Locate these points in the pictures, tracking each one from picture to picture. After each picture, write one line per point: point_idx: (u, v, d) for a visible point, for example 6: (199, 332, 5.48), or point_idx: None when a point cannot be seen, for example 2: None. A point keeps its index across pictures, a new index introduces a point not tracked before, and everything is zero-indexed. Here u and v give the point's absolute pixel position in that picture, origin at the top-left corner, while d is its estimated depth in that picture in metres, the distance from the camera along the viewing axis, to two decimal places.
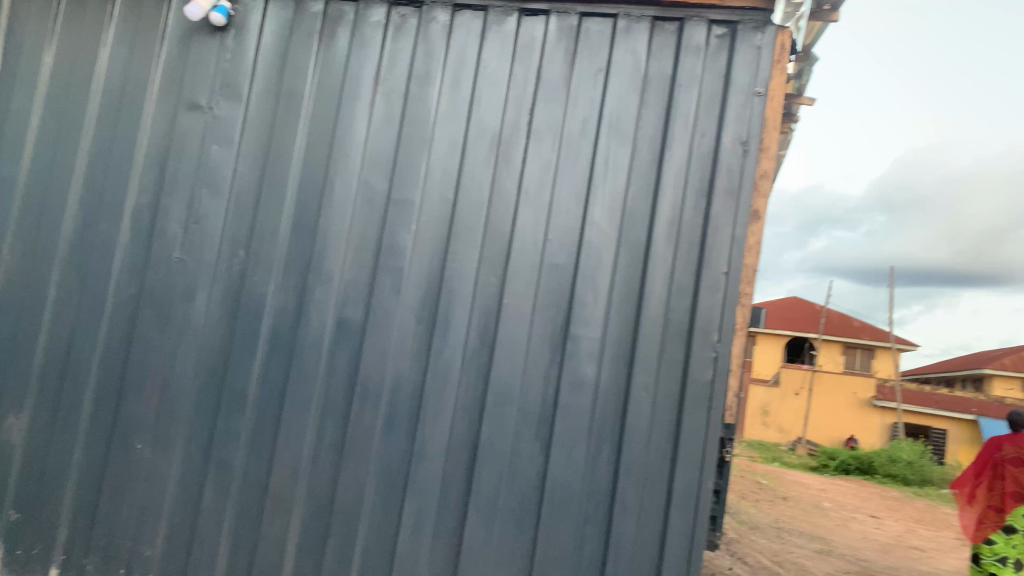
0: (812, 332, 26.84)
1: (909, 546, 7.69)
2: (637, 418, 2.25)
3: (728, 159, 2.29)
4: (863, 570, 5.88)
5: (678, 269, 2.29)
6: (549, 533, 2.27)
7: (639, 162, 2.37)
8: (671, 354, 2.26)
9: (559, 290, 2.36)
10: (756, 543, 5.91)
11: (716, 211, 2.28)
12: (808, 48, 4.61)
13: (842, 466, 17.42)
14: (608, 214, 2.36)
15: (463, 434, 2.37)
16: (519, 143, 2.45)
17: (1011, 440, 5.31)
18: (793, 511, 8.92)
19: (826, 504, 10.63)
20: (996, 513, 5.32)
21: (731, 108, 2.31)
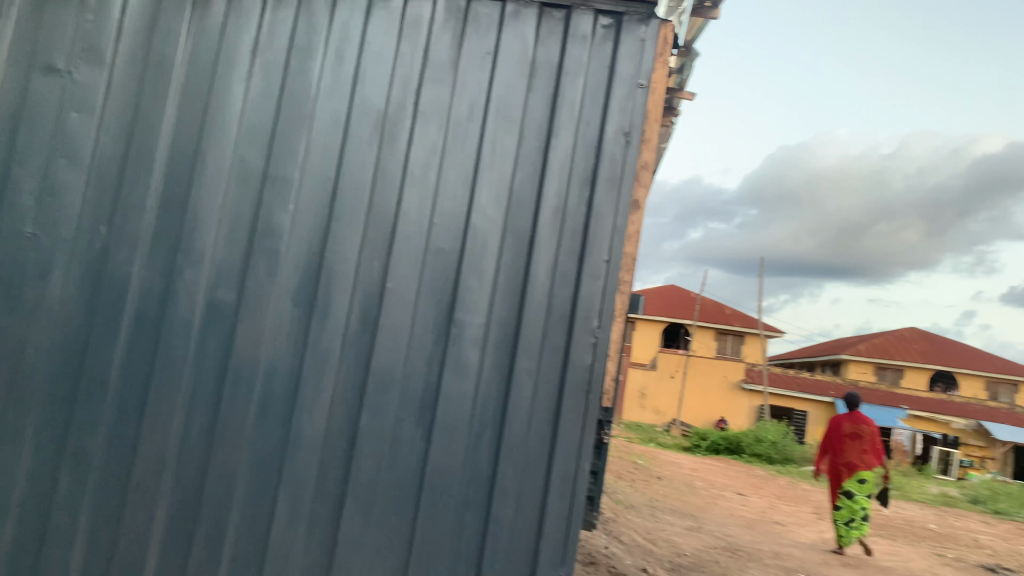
0: (687, 318, 27.94)
1: (771, 521, 8.17)
2: (518, 404, 2.26)
3: (611, 149, 2.33)
4: (730, 545, 6.18)
5: (561, 256, 2.31)
6: (428, 520, 2.25)
7: (525, 148, 2.37)
8: (553, 340, 2.28)
9: (443, 275, 2.33)
10: (631, 522, 6.09)
11: (599, 200, 2.32)
12: (690, 43, 4.76)
13: (712, 447, 18.30)
14: (494, 199, 2.35)
15: (341, 421, 2.31)
16: (405, 124, 2.40)
17: (849, 418, 6.40)
18: (666, 490, 9.28)
19: (698, 483, 11.12)
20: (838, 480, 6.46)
21: (615, 99, 2.35)
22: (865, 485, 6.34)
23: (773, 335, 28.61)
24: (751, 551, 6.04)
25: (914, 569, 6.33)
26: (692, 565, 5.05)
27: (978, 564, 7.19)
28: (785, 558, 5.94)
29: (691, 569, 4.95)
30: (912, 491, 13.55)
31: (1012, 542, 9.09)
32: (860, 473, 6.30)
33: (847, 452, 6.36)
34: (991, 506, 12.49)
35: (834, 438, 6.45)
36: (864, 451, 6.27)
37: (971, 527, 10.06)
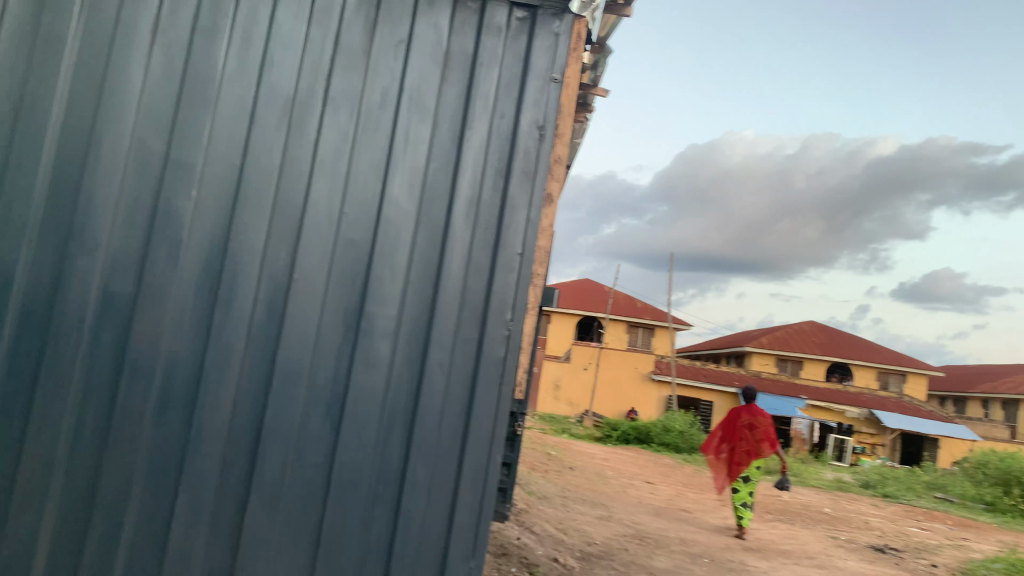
0: (600, 311, 28.39)
1: (678, 508, 8.40)
2: (429, 398, 2.25)
3: (525, 142, 2.33)
4: (638, 533, 6.32)
5: (475, 249, 2.30)
6: (336, 516, 2.21)
7: (439, 139, 2.34)
8: (465, 333, 2.27)
9: (353, 266, 2.29)
10: (543, 512, 6.14)
11: (513, 193, 2.32)
12: (604, 39, 4.81)
13: (623, 437, 18.67)
14: (407, 190, 2.32)
15: (246, 415, 2.24)
16: (315, 111, 2.34)
17: (746, 409, 6.75)
18: (578, 480, 9.40)
19: (608, 473, 11.32)
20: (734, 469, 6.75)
21: (530, 92, 2.35)
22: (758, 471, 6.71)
23: (682, 328, 29.40)
24: (658, 538, 6.19)
25: (809, 552, 6.63)
26: (601, 553, 5.14)
27: (867, 545, 7.59)
28: (690, 544, 6.12)
29: (600, 557, 5.03)
30: (809, 477, 14.21)
31: (898, 523, 9.64)
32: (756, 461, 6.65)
33: (744, 442, 6.68)
34: (879, 490, 13.23)
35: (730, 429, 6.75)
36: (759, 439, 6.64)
37: (862, 510, 10.61)
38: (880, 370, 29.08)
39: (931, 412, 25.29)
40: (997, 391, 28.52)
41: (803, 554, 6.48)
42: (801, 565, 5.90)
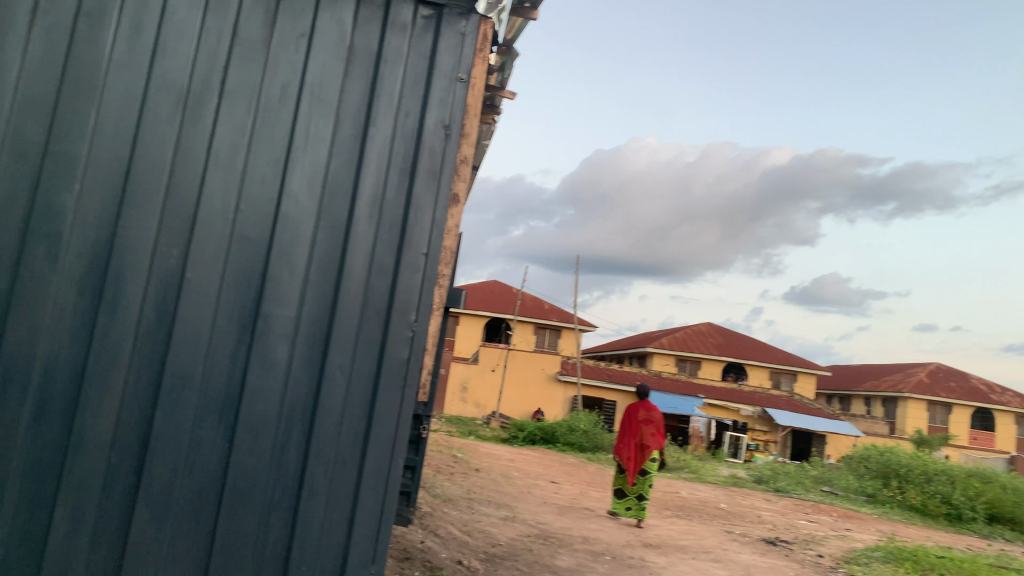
0: (507, 312, 28.50)
1: (582, 507, 8.51)
2: (330, 402, 2.19)
3: (430, 141, 2.31)
4: (542, 533, 6.36)
5: (378, 248, 2.26)
6: (228, 524, 2.12)
7: (342, 135, 2.28)
8: (368, 334, 2.23)
9: (250, 265, 2.21)
10: (448, 515, 6.11)
11: (418, 193, 2.29)
12: (510, 42, 4.81)
13: (529, 437, 18.81)
14: (307, 187, 2.25)
15: (133, 420, 2.13)
16: (211, 103, 2.25)
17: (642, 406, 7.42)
18: (483, 482, 9.40)
19: (514, 473, 11.38)
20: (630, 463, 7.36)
21: (435, 91, 2.33)
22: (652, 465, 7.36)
23: (587, 329, 29.89)
24: (562, 537, 6.25)
25: (706, 546, 6.84)
26: (506, 554, 5.14)
27: (760, 538, 7.91)
28: (592, 542, 6.21)
29: (504, 558, 5.04)
30: (706, 474, 14.69)
31: (788, 516, 10.09)
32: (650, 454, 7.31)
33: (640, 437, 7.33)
34: (771, 485, 13.81)
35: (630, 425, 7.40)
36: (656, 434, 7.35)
37: (755, 505, 11.04)
38: (772, 370, 30.39)
39: (819, 409, 26.63)
40: (878, 389, 30.30)
41: (701, 549, 6.68)
42: (698, 560, 6.09)
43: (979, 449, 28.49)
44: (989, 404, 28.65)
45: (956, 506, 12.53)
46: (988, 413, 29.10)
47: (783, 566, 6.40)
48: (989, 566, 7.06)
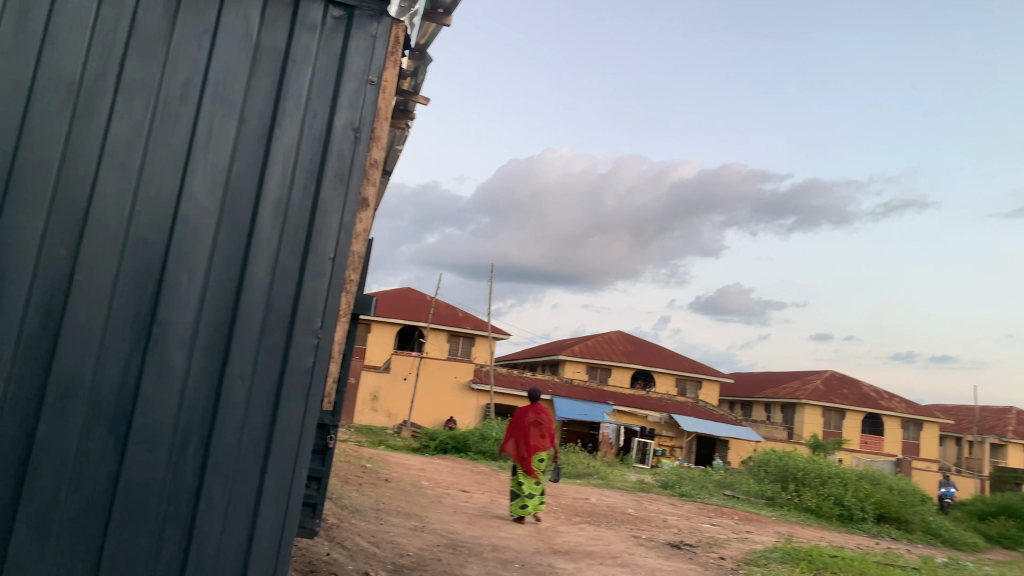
0: (420, 319, 28.28)
1: (492, 515, 8.50)
2: (229, 411, 2.11)
3: (339, 144, 2.27)
4: (451, 542, 6.31)
5: (282, 252, 2.19)
6: (119, 541, 2.01)
7: (246, 135, 2.21)
8: (270, 342, 2.16)
9: (146, 268, 2.11)
10: (355, 526, 5.98)
11: (325, 196, 2.24)
12: (423, 47, 4.77)
13: (440, 446, 18.68)
14: (209, 188, 2.17)
15: (13, 431, 2.00)
16: (105, 98, 2.14)
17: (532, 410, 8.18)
18: (393, 492, 9.27)
19: (424, 483, 11.28)
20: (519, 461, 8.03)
21: (345, 93, 2.29)
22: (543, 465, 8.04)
23: (500, 337, 30.00)
24: (471, 546, 6.22)
25: (613, 552, 6.95)
26: (415, 565, 5.08)
27: (665, 542, 8.09)
28: (502, 551, 6.20)
29: (413, 569, 4.98)
30: (614, 480, 14.92)
31: (691, 520, 10.37)
32: (539, 453, 8.02)
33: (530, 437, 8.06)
34: (676, 490, 14.15)
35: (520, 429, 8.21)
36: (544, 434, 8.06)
37: (661, 509, 11.31)
38: (679, 377, 31.25)
39: (723, 415, 27.50)
40: (778, 395, 31.58)
41: (608, 554, 6.79)
42: (605, 565, 6.18)
43: (869, 453, 30.04)
44: (878, 409, 30.24)
45: (848, 507, 13.21)
46: (877, 418, 30.73)
47: (687, 569, 6.57)
48: (876, 563, 7.45)
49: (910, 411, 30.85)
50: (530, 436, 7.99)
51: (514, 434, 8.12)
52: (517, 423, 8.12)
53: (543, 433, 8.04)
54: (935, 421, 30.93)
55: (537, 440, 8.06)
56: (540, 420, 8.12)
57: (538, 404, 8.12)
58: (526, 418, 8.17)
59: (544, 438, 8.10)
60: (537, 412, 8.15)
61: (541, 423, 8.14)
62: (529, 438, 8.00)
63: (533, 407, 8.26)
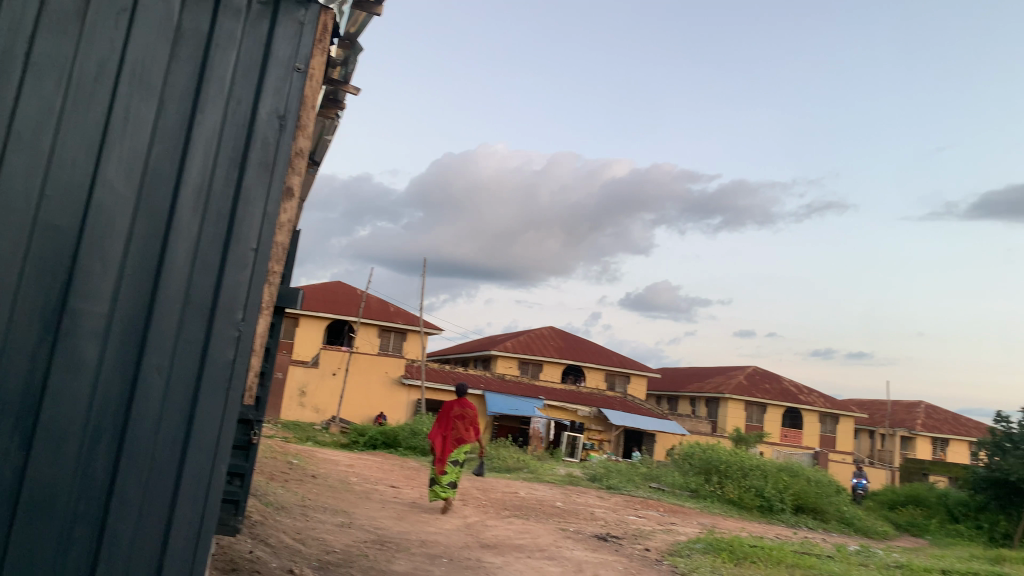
0: (350, 313, 27.90)
1: (421, 509, 8.46)
2: (145, 404, 2.04)
3: (264, 131, 2.22)
4: (378, 538, 6.26)
5: (203, 241, 2.13)
6: (23, 541, 1.92)
7: (166, 120, 2.14)
8: (189, 334, 2.10)
9: (56, 256, 2.02)
10: (280, 523, 5.85)
11: (248, 184, 2.19)
12: (353, 37, 4.71)
13: (370, 442, 18.49)
14: (125, 173, 2.09)
15: None
16: (12, 78, 2.03)
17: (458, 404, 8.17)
18: (320, 488, 9.11)
19: (352, 479, 11.14)
20: (441, 451, 8.12)
21: (270, 80, 2.24)
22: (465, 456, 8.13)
23: (432, 332, 29.87)
24: (399, 542, 6.17)
25: (541, 545, 7.00)
26: (340, 561, 5.02)
27: (592, 534, 8.20)
28: (430, 546, 6.17)
29: (338, 566, 4.91)
30: (544, 473, 15.03)
31: (618, 512, 10.54)
32: (462, 445, 8.07)
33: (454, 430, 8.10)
34: (604, 483, 14.36)
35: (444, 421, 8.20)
36: (469, 428, 8.07)
37: (589, 502, 11.47)
38: (609, 372, 31.72)
39: (650, 409, 28.07)
40: (703, 390, 32.38)
41: (536, 547, 6.84)
42: (533, 559, 6.21)
43: (789, 446, 31.08)
44: (797, 404, 31.34)
45: (768, 499, 13.64)
46: (797, 412, 31.81)
47: (612, 560, 6.68)
48: (793, 552, 7.73)
49: (827, 405, 32.04)
50: (454, 429, 8.02)
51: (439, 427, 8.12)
52: (443, 415, 8.12)
53: (467, 425, 8.04)
54: (850, 415, 32.24)
55: (461, 432, 8.10)
56: (464, 412, 8.12)
57: (464, 399, 8.13)
58: (451, 411, 8.17)
59: (469, 431, 8.11)
60: (463, 405, 8.15)
61: (466, 416, 8.13)
62: (451, 431, 8.03)
63: (458, 400, 8.22)
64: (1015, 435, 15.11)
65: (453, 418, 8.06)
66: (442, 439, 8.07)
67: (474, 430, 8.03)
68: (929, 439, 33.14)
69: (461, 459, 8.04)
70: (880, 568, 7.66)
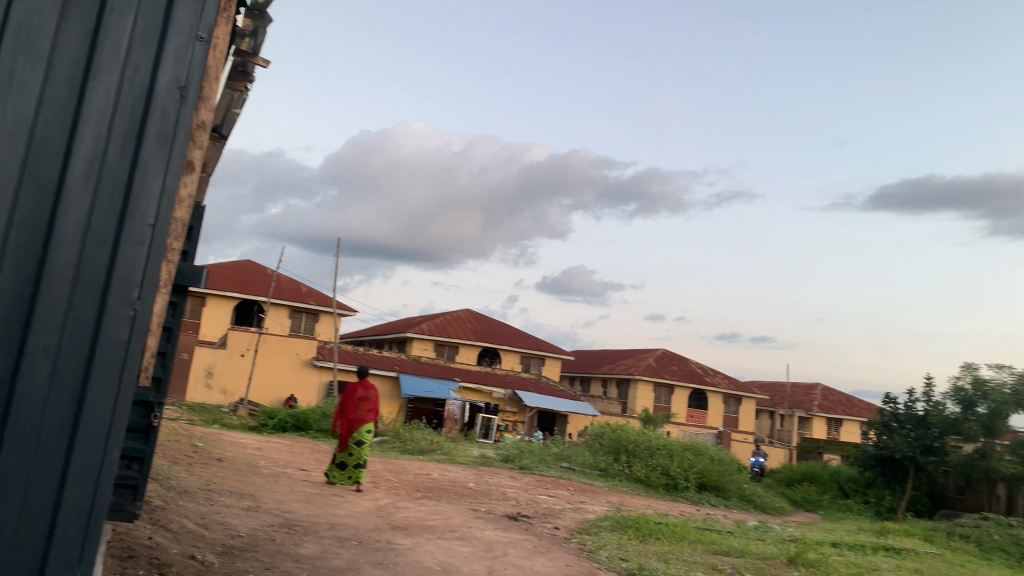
0: (260, 293, 27.16)
1: (331, 491, 8.34)
2: (30, 386, 1.92)
3: (163, 101, 2.12)
4: (286, 521, 6.15)
5: (97, 215, 2.03)
6: None
7: (55, 85, 1.99)
8: (80, 312, 2.00)
9: None
10: (183, 508, 5.67)
11: (145, 156, 2.10)
12: (263, 6, 4.55)
13: (280, 424, 18.08)
14: (9, 142, 1.93)
15: None
16: None
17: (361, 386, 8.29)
18: (225, 472, 8.87)
19: (260, 462, 10.89)
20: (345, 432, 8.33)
21: (171, 47, 2.14)
22: (368, 436, 8.35)
23: (345, 313, 29.44)
24: (307, 525, 6.08)
25: (452, 525, 7.04)
26: (245, 546, 4.91)
27: (503, 514, 8.29)
28: (339, 528, 6.10)
29: (243, 550, 4.80)
30: (457, 455, 15.06)
31: (530, 492, 10.69)
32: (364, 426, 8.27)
33: (357, 411, 8.29)
34: (516, 463, 14.53)
35: (348, 403, 8.35)
36: (371, 410, 8.23)
37: (502, 483, 11.59)
38: (523, 354, 32.02)
39: (563, 390, 28.53)
40: (615, 372, 33.10)
41: (447, 528, 6.86)
42: (444, 539, 6.23)
43: (695, 425, 32.17)
44: (703, 386, 32.45)
45: (673, 477, 14.13)
46: (703, 393, 32.95)
47: (522, 539, 6.78)
48: (696, 528, 8.02)
49: (731, 387, 33.27)
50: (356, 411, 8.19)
51: (343, 410, 8.29)
52: (346, 398, 8.28)
53: (368, 408, 8.20)
54: (752, 397, 33.60)
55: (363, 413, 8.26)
56: (366, 395, 8.25)
57: (367, 381, 8.28)
58: (355, 393, 8.33)
59: (371, 412, 8.25)
60: (365, 387, 8.28)
61: (369, 398, 8.29)
62: (353, 412, 8.21)
63: (361, 381, 8.34)
64: (901, 415, 16.06)
65: (355, 401, 8.21)
66: (346, 420, 8.28)
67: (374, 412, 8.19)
68: (824, 419, 34.88)
69: (363, 439, 8.25)
70: (776, 541, 8.03)
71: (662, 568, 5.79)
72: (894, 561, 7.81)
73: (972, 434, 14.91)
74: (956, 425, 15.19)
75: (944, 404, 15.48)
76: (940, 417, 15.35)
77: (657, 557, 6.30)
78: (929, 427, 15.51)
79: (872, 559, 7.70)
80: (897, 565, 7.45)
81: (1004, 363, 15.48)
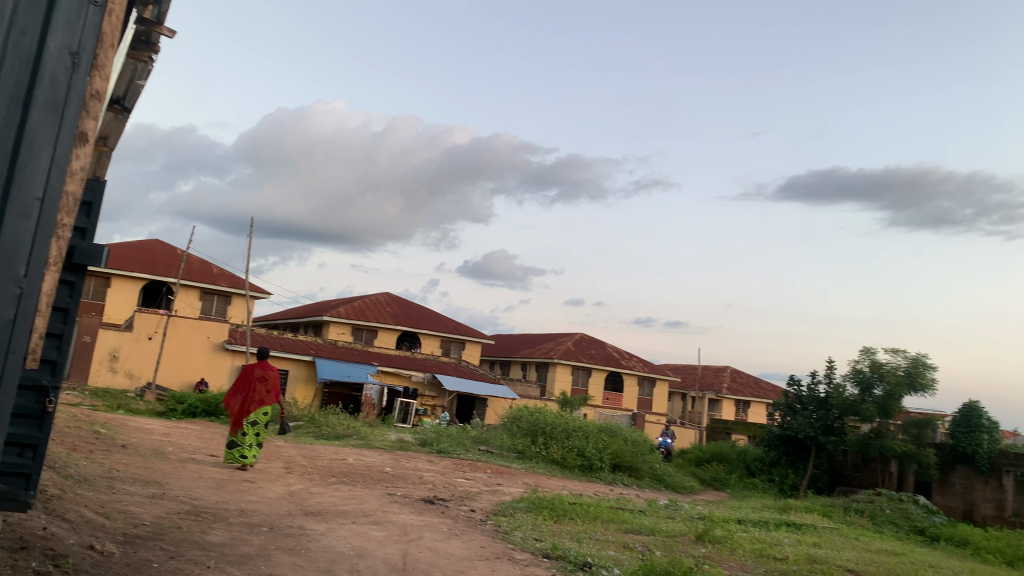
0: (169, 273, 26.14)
1: (241, 476, 8.13)
2: None
3: (53, 69, 2.01)
4: (193, 509, 5.97)
5: None
6: None
7: None
8: None
9: None
10: (81, 496, 5.43)
11: (34, 125, 1.98)
12: None
13: (189, 410, 17.49)
14: None
15: None
16: None
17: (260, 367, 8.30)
18: (129, 458, 8.52)
19: (167, 448, 10.51)
20: (240, 411, 8.28)
21: (61, 10, 2.02)
22: (264, 417, 8.39)
23: (259, 295, 28.68)
24: (215, 512, 5.91)
25: (366, 510, 6.98)
26: (149, 535, 4.74)
27: (419, 497, 8.27)
28: (249, 515, 5.96)
29: (146, 539, 4.63)
30: (373, 439, 14.92)
31: (446, 475, 10.69)
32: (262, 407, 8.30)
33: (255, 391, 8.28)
34: (434, 447, 14.51)
35: (245, 383, 8.28)
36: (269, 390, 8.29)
37: (418, 466, 11.55)
38: (443, 338, 31.96)
39: (482, 374, 28.66)
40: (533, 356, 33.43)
41: (361, 513, 6.80)
42: (357, 524, 6.17)
43: (610, 407, 32.84)
44: (619, 369, 33.13)
45: (588, 458, 14.40)
46: (618, 376, 33.64)
47: (437, 523, 6.77)
48: (609, 508, 8.19)
49: (646, 369, 34.07)
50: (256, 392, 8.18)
51: (240, 390, 8.22)
52: (245, 378, 8.21)
53: (269, 388, 8.26)
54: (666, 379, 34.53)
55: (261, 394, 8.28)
56: (266, 375, 8.29)
57: (267, 362, 8.32)
58: (253, 373, 8.31)
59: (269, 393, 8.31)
60: (264, 368, 8.32)
61: (267, 379, 8.35)
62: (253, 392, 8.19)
63: (260, 362, 8.35)
64: (804, 397, 16.86)
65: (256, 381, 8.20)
66: (242, 400, 8.22)
67: (275, 393, 8.28)
68: (733, 401, 36.19)
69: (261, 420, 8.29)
70: (685, 519, 8.29)
71: (575, 547, 5.89)
72: (794, 535, 8.16)
73: (868, 414, 15.62)
74: (855, 406, 15.91)
75: (844, 386, 16.25)
76: (841, 399, 16.11)
77: (570, 536, 6.40)
78: (830, 407, 16.39)
79: (775, 534, 8.03)
80: (797, 540, 7.79)
81: (899, 348, 16.26)
